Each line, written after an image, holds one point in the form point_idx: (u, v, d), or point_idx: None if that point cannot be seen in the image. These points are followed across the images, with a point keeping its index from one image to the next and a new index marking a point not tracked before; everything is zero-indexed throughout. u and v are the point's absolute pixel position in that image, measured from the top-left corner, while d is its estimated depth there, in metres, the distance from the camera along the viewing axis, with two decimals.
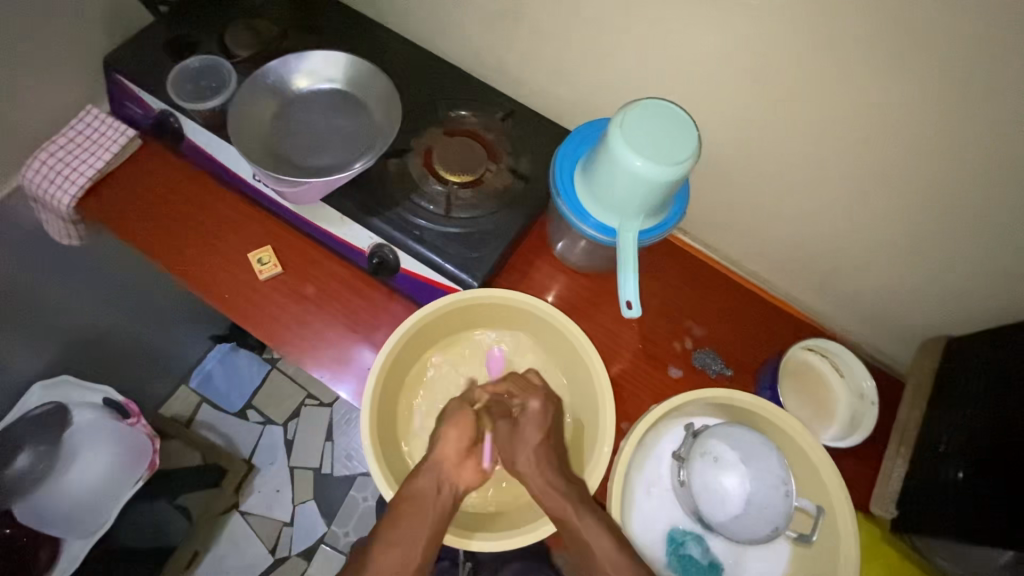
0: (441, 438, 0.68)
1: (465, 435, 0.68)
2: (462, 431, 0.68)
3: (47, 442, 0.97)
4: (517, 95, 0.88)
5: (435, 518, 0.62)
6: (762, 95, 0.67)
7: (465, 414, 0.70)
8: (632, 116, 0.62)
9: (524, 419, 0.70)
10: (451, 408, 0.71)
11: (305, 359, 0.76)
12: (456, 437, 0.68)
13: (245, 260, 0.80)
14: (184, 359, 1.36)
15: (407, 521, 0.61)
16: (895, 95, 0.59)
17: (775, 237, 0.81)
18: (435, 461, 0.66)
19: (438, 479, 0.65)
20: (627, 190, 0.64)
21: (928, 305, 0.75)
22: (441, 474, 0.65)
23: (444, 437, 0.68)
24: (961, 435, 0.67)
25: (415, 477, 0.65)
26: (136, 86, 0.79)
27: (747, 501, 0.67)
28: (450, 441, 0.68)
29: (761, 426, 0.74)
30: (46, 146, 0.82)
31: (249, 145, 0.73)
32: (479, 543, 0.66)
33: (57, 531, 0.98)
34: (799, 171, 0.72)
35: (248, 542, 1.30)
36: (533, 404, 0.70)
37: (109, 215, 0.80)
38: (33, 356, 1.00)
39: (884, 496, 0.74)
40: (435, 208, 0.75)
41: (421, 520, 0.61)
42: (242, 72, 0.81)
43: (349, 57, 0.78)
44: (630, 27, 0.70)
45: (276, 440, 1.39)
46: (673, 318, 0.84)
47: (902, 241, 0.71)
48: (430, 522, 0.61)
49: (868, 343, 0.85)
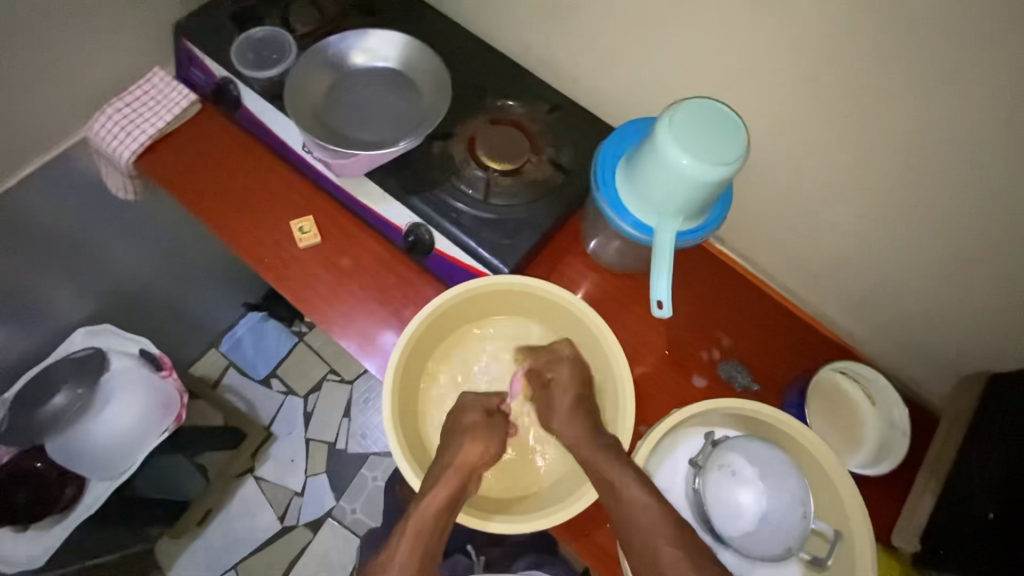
0: (464, 441, 0.67)
1: (489, 449, 0.68)
2: (491, 442, 0.68)
3: (85, 386, 1.01)
4: (564, 90, 0.88)
5: (443, 511, 0.62)
6: (816, 106, 0.66)
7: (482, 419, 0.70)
8: (683, 113, 0.62)
9: (560, 398, 0.71)
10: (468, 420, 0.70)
11: (333, 329, 0.78)
12: (481, 450, 0.67)
13: (286, 228, 0.82)
14: (217, 323, 1.40)
15: (416, 516, 0.61)
16: (958, 113, 0.57)
17: (815, 253, 0.79)
18: (455, 466, 0.65)
19: (456, 481, 0.64)
20: (669, 188, 0.63)
21: (974, 340, 0.72)
22: (461, 477, 0.64)
23: (467, 446, 0.67)
24: (997, 479, 0.63)
25: (434, 482, 0.64)
26: (202, 52, 0.83)
27: (762, 519, 0.65)
28: (472, 450, 0.66)
29: (786, 443, 0.72)
30: (113, 102, 0.87)
31: (301, 113, 0.75)
32: (497, 525, 0.66)
33: (84, 470, 1.00)
34: (847, 188, 0.70)
35: (259, 507, 1.34)
36: (563, 379, 0.72)
37: (165, 172, 0.84)
38: (80, 303, 1.05)
39: (909, 528, 0.71)
40: (474, 193, 0.76)
41: (429, 512, 0.61)
42: (301, 47, 0.84)
43: (405, 39, 0.80)
44: (685, 27, 0.70)
45: (296, 410, 1.42)
46: (702, 328, 0.82)
47: (950, 270, 0.68)
48: (439, 511, 0.62)
49: (904, 373, 0.82)
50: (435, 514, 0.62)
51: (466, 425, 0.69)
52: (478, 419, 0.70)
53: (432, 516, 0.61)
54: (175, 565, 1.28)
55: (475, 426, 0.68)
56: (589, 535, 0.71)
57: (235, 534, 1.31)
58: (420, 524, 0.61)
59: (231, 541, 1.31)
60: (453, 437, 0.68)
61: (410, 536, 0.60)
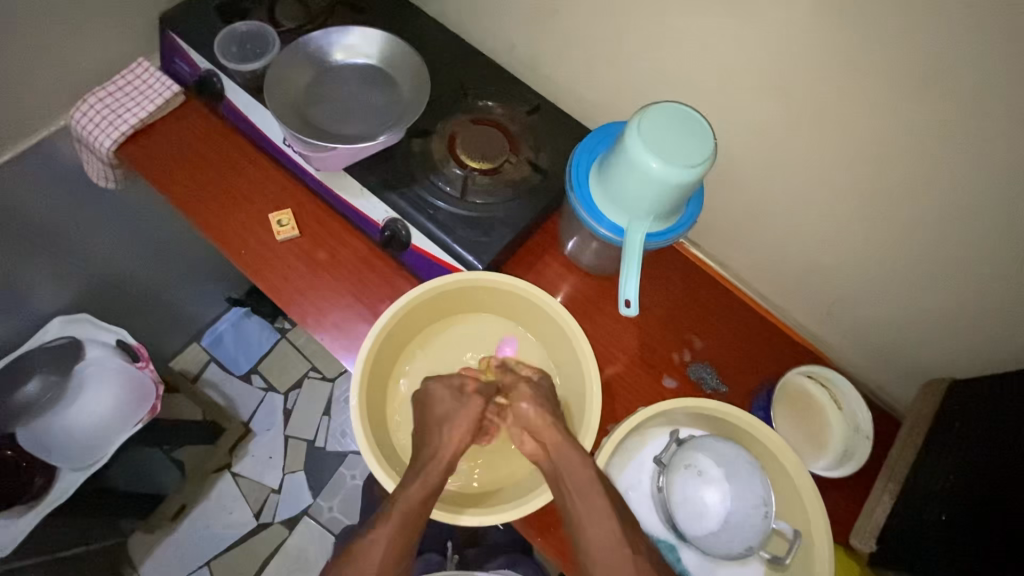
0: (444, 427, 0.67)
1: (468, 427, 0.67)
2: (469, 417, 0.68)
3: (57, 375, 1.02)
4: (545, 92, 0.90)
5: (428, 498, 0.61)
6: (782, 113, 0.68)
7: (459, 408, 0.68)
8: (652, 116, 0.63)
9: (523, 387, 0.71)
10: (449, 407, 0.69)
11: (308, 322, 0.78)
12: (461, 437, 0.67)
13: (264, 220, 0.83)
14: (199, 317, 1.40)
15: (401, 503, 0.60)
16: (919, 118, 0.59)
17: (785, 259, 0.81)
18: (439, 457, 0.65)
19: (442, 470, 0.64)
20: (638, 190, 0.65)
21: (935, 345, 0.74)
22: (443, 468, 0.64)
23: (450, 434, 0.66)
24: (952, 482, 0.65)
25: (422, 473, 0.63)
26: (185, 43, 0.83)
27: (726, 518, 0.66)
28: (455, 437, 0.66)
29: (751, 446, 0.73)
30: (96, 91, 0.87)
31: (281, 106, 0.75)
32: (468, 518, 0.66)
33: (54, 460, 0.99)
34: (814, 194, 0.71)
35: (234, 503, 1.33)
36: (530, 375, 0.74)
37: (145, 162, 0.84)
38: (59, 290, 1.05)
39: (866, 529, 0.73)
40: (451, 190, 0.77)
41: (414, 498, 0.60)
42: (285, 42, 0.85)
43: (386, 36, 0.81)
44: (661, 32, 0.72)
45: (275, 407, 1.42)
46: (674, 330, 0.83)
47: (913, 275, 0.70)
48: (420, 503, 0.61)
49: (870, 379, 0.84)
50: (420, 502, 0.61)
51: (440, 412, 0.69)
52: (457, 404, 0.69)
53: (417, 506, 0.60)
54: (145, 560, 1.26)
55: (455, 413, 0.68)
56: (554, 532, 0.72)
57: (209, 530, 1.30)
58: (404, 512, 0.59)
59: (206, 538, 1.30)
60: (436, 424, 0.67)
61: (392, 521, 0.59)
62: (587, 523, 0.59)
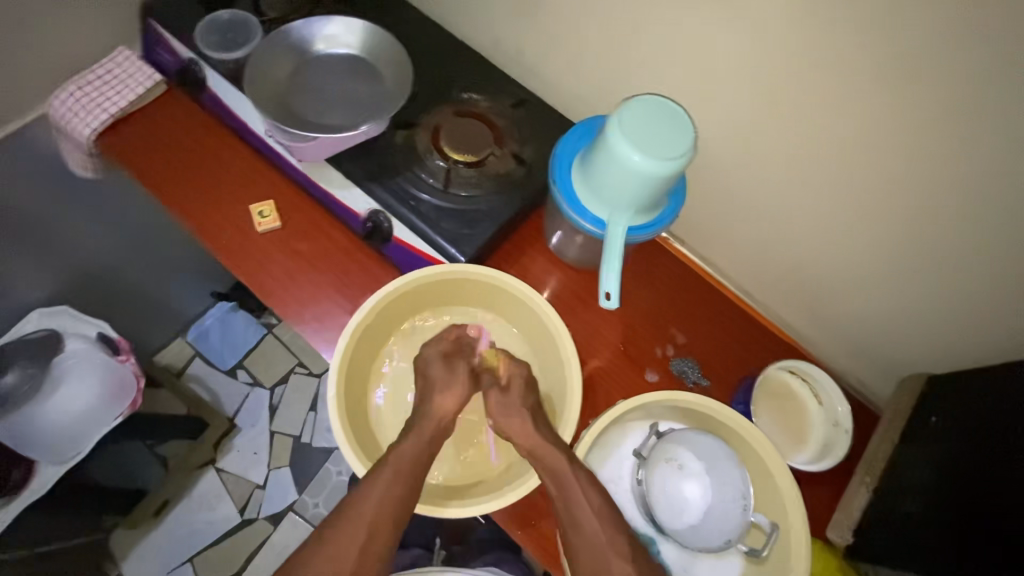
0: (434, 396, 0.68)
1: (461, 395, 0.69)
2: (461, 387, 0.69)
3: (36, 366, 0.99)
4: (531, 86, 0.89)
5: (421, 456, 0.63)
6: (763, 107, 0.68)
7: (450, 379, 0.69)
8: (632, 109, 0.63)
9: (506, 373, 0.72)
10: (439, 377, 0.70)
11: (289, 314, 0.78)
12: (452, 401, 0.68)
13: (245, 211, 0.82)
14: (184, 311, 1.39)
15: (395, 457, 0.61)
16: (896, 114, 0.59)
17: (767, 255, 0.81)
18: (429, 418, 0.66)
19: (433, 430, 0.65)
20: (620, 183, 0.64)
21: (914, 340, 0.74)
22: (435, 426, 0.66)
23: (440, 399, 0.68)
24: (927, 476, 0.65)
25: (413, 432, 0.65)
26: (166, 31, 0.82)
27: (706, 512, 0.66)
28: (447, 401, 0.68)
29: (730, 440, 0.73)
30: (76, 79, 0.86)
31: (262, 96, 0.75)
32: (454, 509, 0.66)
33: (31, 452, 0.97)
34: (794, 191, 0.72)
35: (219, 499, 1.32)
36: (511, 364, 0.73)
37: (125, 152, 0.84)
38: (38, 283, 1.04)
39: (842, 523, 0.74)
40: (434, 182, 0.77)
41: (405, 455, 0.62)
42: (267, 31, 0.84)
43: (369, 26, 0.80)
44: (644, 25, 0.71)
45: (261, 403, 1.41)
46: (657, 324, 0.84)
47: (892, 270, 0.70)
48: (413, 460, 0.62)
49: (851, 375, 0.85)
50: (414, 458, 0.62)
51: (430, 380, 0.70)
52: (442, 372, 0.70)
53: (412, 459, 0.62)
54: (128, 556, 1.25)
55: (443, 380, 0.69)
56: (535, 525, 0.72)
57: (193, 526, 1.29)
58: (398, 465, 0.61)
59: (189, 535, 1.29)
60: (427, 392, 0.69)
61: (385, 476, 0.59)
62: (563, 495, 0.61)
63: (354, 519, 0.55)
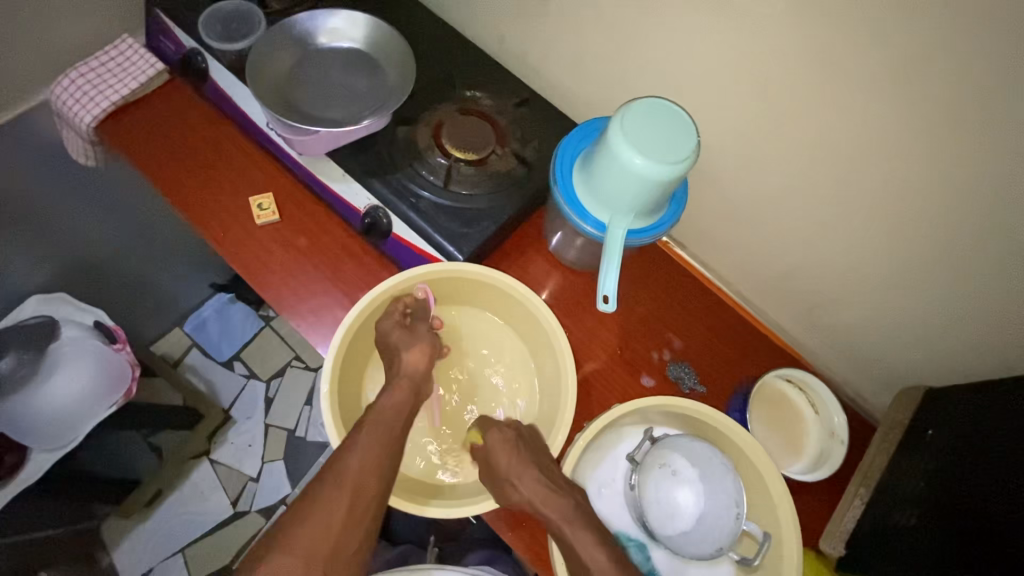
0: (401, 354, 0.68)
1: (429, 349, 0.70)
2: (427, 343, 0.70)
3: (31, 352, 0.99)
4: (535, 86, 0.89)
5: (402, 408, 0.63)
6: (766, 113, 0.67)
7: (414, 337, 0.70)
8: (635, 111, 0.63)
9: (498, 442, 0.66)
10: (402, 338, 0.70)
11: (286, 308, 0.77)
12: (420, 355, 0.69)
13: (244, 204, 0.82)
14: (182, 301, 1.39)
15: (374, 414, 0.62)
16: (900, 125, 0.59)
17: (767, 261, 0.80)
18: (403, 375, 0.66)
19: (409, 385, 0.66)
20: (621, 185, 0.64)
21: (912, 352, 0.74)
22: (411, 380, 0.66)
23: (407, 355, 0.68)
24: (923, 490, 0.65)
25: (388, 391, 0.65)
26: (169, 20, 0.82)
27: (698, 519, 0.65)
28: (416, 355, 0.68)
29: (726, 448, 0.73)
30: (79, 66, 0.86)
31: (263, 87, 0.74)
32: (435, 509, 0.66)
33: (25, 438, 0.97)
34: (796, 198, 0.71)
35: (211, 491, 1.32)
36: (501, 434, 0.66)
37: (124, 140, 0.83)
38: (35, 269, 1.04)
39: (835, 534, 0.73)
40: (434, 179, 0.76)
41: (384, 414, 0.62)
42: (271, 22, 0.84)
43: (374, 21, 0.80)
44: (649, 27, 0.71)
45: (257, 395, 1.41)
46: (654, 328, 0.83)
47: (892, 281, 0.70)
48: (395, 411, 0.63)
49: (848, 385, 0.84)
50: (393, 410, 0.63)
51: (393, 343, 0.69)
52: (405, 334, 0.70)
53: (391, 415, 0.62)
54: (120, 544, 1.25)
55: (409, 339, 0.70)
56: (526, 527, 0.72)
57: (185, 517, 1.29)
58: (379, 420, 0.61)
59: (181, 525, 1.28)
60: (394, 352, 0.69)
61: (367, 431, 0.59)
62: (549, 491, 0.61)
63: (337, 475, 0.55)
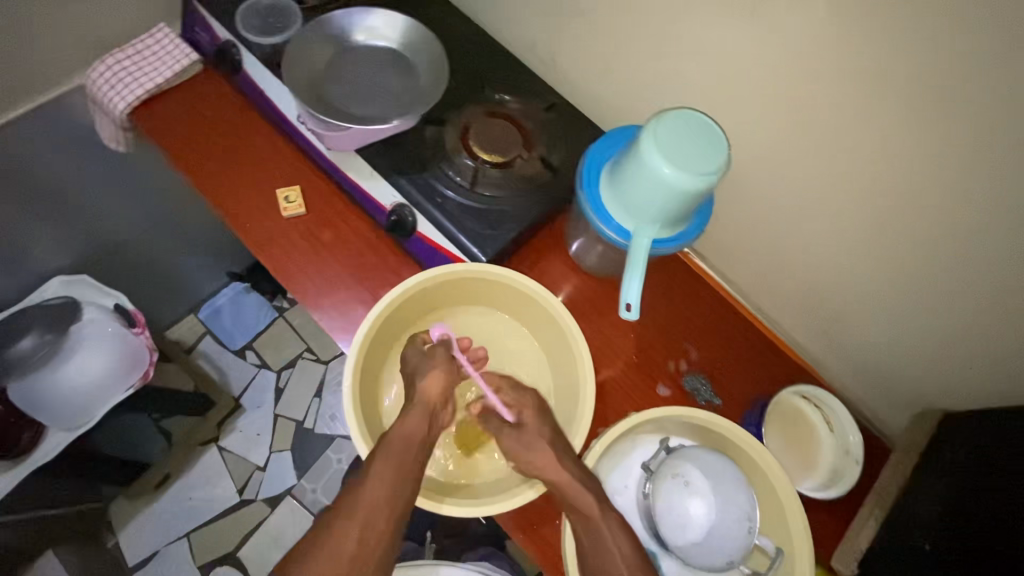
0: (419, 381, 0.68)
1: (446, 376, 0.69)
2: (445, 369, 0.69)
3: (54, 333, 0.99)
4: (563, 91, 0.89)
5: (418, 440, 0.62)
6: (796, 130, 0.67)
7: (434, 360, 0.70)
8: (664, 121, 0.63)
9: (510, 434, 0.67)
10: (422, 363, 0.71)
11: (307, 300, 0.78)
12: (438, 381, 0.68)
13: (271, 196, 0.83)
14: (199, 289, 1.40)
15: (387, 445, 0.60)
16: (930, 149, 0.59)
17: (788, 277, 0.80)
18: (420, 400, 0.66)
19: (426, 411, 0.65)
20: (648, 193, 0.64)
21: (930, 375, 0.74)
22: (426, 407, 0.65)
23: (425, 382, 0.68)
24: (937, 516, 0.64)
25: (404, 417, 0.64)
26: (206, 11, 0.83)
27: (708, 532, 0.64)
28: (434, 381, 0.68)
29: (740, 459, 0.73)
30: (115, 53, 0.87)
31: (297, 82, 0.75)
32: (450, 507, 0.66)
33: (44, 418, 0.98)
34: (820, 215, 0.71)
35: (218, 478, 1.33)
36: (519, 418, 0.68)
37: (156, 128, 0.84)
38: (59, 251, 1.05)
39: (848, 553, 0.73)
40: (461, 180, 0.77)
41: (398, 440, 0.61)
42: (307, 18, 0.84)
43: (408, 21, 0.80)
44: (682, 40, 0.71)
45: (267, 385, 1.42)
46: (672, 338, 0.83)
47: (913, 304, 0.70)
48: (409, 439, 0.61)
49: (863, 403, 0.84)
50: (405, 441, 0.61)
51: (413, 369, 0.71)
52: (425, 359, 0.71)
53: (401, 446, 0.61)
54: (126, 527, 1.26)
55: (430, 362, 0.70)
56: (536, 530, 0.72)
57: (190, 503, 1.30)
58: (395, 451, 0.60)
59: (186, 510, 1.30)
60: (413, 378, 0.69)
61: (381, 461, 0.59)
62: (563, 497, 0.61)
63: (354, 503, 0.55)
